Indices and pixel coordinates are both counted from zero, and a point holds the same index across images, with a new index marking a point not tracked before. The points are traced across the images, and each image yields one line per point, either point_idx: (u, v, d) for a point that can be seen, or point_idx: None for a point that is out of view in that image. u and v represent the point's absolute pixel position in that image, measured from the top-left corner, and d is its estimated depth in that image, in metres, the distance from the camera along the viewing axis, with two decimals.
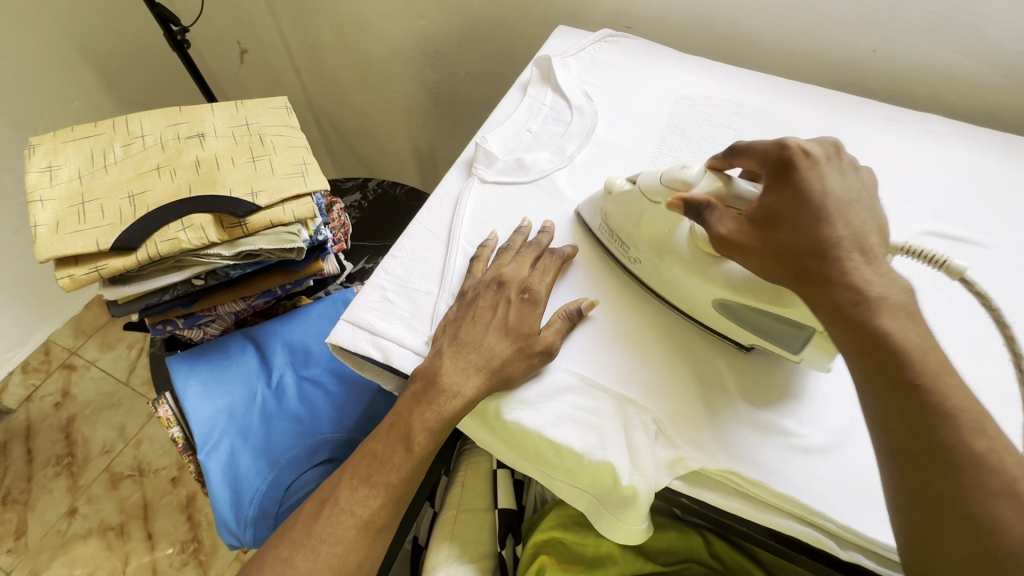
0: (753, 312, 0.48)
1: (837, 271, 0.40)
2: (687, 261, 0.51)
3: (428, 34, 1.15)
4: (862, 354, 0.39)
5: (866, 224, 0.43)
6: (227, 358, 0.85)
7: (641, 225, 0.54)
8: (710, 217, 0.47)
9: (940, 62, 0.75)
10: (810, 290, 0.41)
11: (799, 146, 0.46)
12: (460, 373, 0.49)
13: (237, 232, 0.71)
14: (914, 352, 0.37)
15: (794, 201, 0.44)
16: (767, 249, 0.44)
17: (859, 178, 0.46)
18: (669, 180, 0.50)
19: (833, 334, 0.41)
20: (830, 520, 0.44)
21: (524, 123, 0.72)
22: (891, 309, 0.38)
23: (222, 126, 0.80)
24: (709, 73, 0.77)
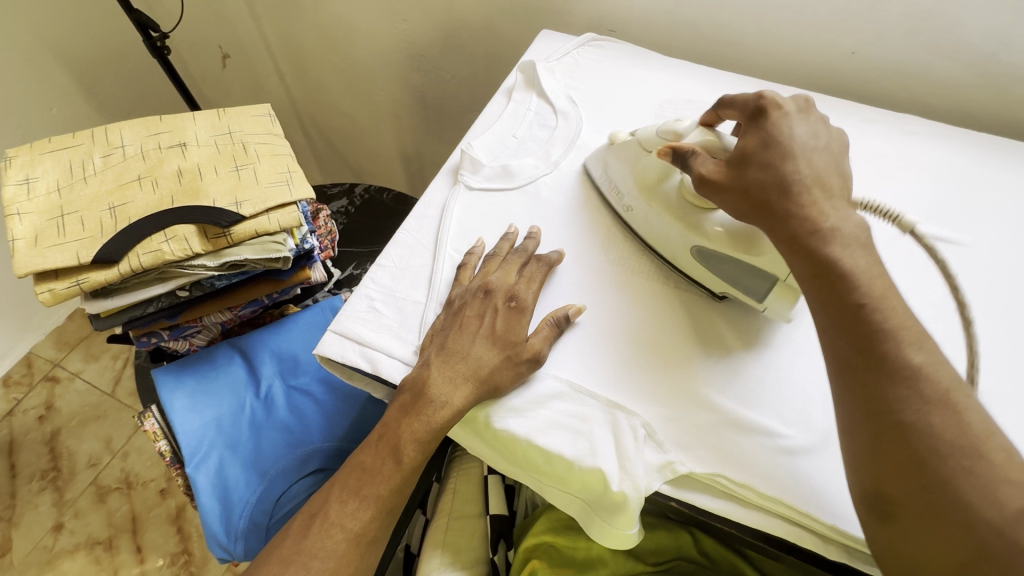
0: (725, 258, 0.52)
1: (795, 204, 0.45)
2: (669, 207, 0.56)
3: (412, 38, 1.15)
4: (812, 277, 0.43)
5: (828, 166, 0.47)
6: (215, 369, 0.84)
7: (636, 173, 0.59)
8: (693, 160, 0.52)
9: (918, 63, 0.76)
10: (773, 222, 0.46)
11: (773, 98, 0.51)
12: (448, 383, 0.50)
13: (222, 243, 0.71)
14: (858, 278, 0.42)
15: (764, 144, 0.49)
16: (738, 187, 0.48)
17: (827, 129, 0.51)
18: (664, 131, 0.58)
19: (789, 262, 0.45)
20: (816, 519, 0.44)
21: (510, 129, 0.72)
22: (839, 239, 0.43)
23: (204, 135, 0.79)
24: (691, 75, 0.78)
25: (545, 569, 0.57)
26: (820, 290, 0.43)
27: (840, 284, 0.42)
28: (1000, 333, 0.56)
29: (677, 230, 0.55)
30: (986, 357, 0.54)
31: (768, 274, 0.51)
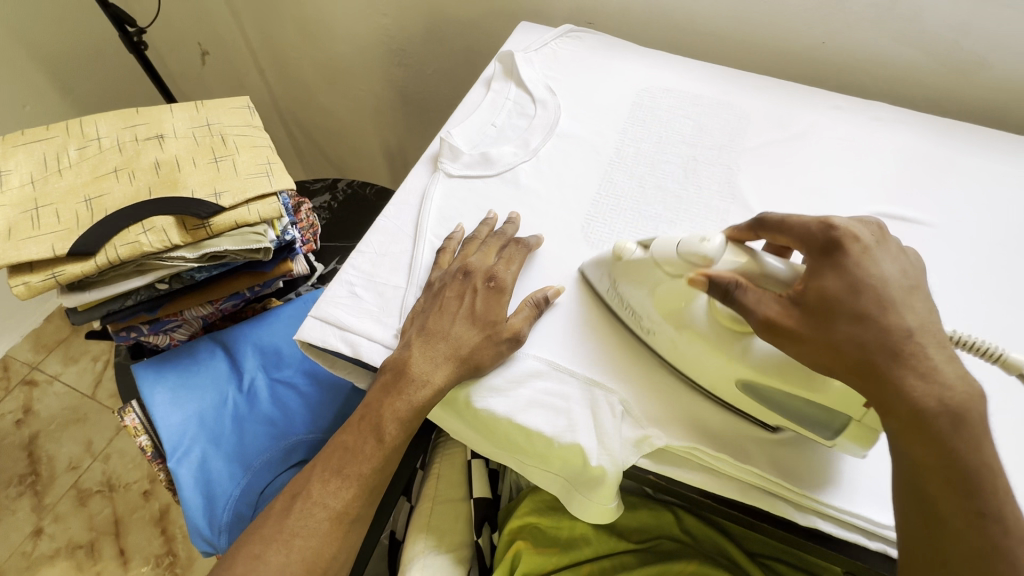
0: (787, 395, 0.45)
1: (908, 372, 0.38)
2: (708, 340, 0.47)
3: (393, 32, 1.15)
4: (941, 469, 0.37)
5: (932, 313, 0.41)
6: (196, 363, 0.84)
7: (655, 296, 0.49)
8: (744, 297, 0.43)
9: (885, 52, 0.79)
10: (878, 391, 0.39)
11: (847, 228, 0.43)
12: (429, 363, 0.50)
13: (201, 234, 0.70)
14: (988, 470, 0.37)
15: (848, 288, 0.41)
16: (824, 341, 0.40)
17: (909, 261, 0.44)
18: (687, 253, 0.46)
19: (906, 446, 0.38)
20: (788, 488, 0.46)
21: (489, 118, 0.72)
22: (972, 423, 0.37)
23: (183, 127, 0.78)
24: (668, 65, 0.79)
25: (530, 551, 0.58)
26: (951, 484, 0.37)
27: (973, 481, 0.36)
28: (963, 307, 0.58)
29: (722, 363, 0.46)
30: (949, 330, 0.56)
31: (841, 416, 0.44)
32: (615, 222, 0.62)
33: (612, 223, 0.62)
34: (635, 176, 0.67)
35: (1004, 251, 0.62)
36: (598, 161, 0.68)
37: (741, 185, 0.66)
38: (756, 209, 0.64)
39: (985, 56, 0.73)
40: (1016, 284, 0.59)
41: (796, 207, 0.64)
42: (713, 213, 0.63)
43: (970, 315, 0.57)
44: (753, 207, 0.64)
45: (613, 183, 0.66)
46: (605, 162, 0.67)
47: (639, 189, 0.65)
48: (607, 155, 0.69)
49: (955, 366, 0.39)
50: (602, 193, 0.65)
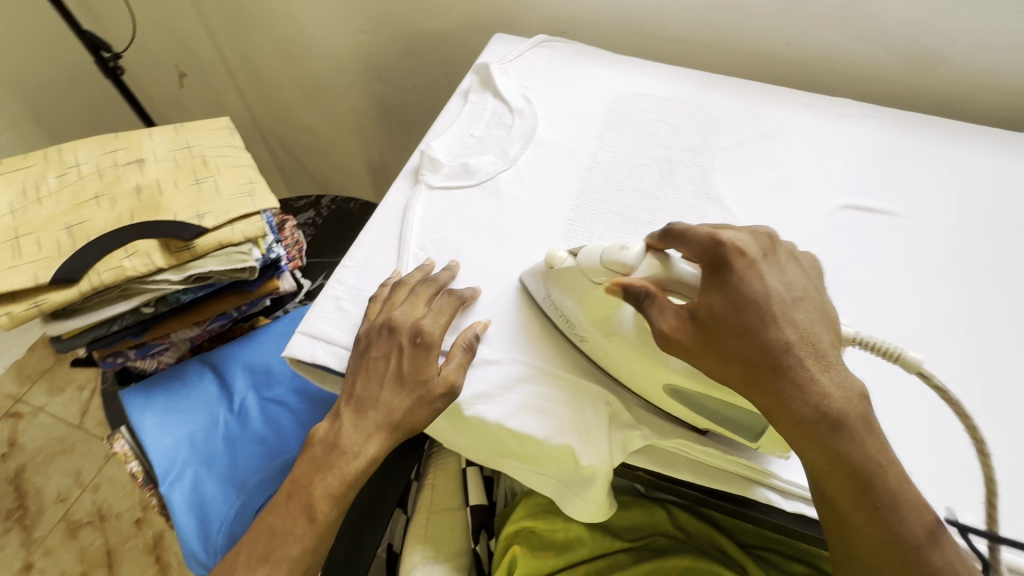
0: (707, 397, 0.46)
1: (791, 385, 0.39)
2: (634, 346, 0.47)
3: (370, 48, 1.17)
4: (831, 471, 0.39)
5: (816, 323, 0.42)
6: (185, 386, 0.83)
7: (585, 303, 0.49)
8: (651, 308, 0.43)
9: (849, 50, 0.81)
10: (766, 402, 0.40)
11: (734, 243, 0.43)
12: (359, 435, 0.51)
13: (185, 256, 0.70)
14: (875, 467, 0.39)
15: (734, 304, 0.41)
16: (708, 352, 0.42)
17: (797, 269, 0.44)
18: (609, 262, 0.46)
19: (801, 453, 0.40)
20: (777, 477, 0.47)
21: (467, 129, 0.74)
22: (849, 429, 0.39)
23: (163, 151, 0.78)
24: (642, 71, 0.81)
25: (526, 554, 0.58)
26: (844, 485, 0.39)
27: (862, 480, 0.39)
28: (933, 293, 0.60)
29: (646, 367, 0.47)
30: (919, 317, 0.58)
31: (759, 417, 0.44)
32: (594, 226, 0.64)
33: (592, 227, 0.63)
34: (613, 180, 0.68)
35: (970, 238, 0.64)
36: (576, 168, 0.69)
37: (715, 185, 0.68)
38: (730, 207, 0.65)
39: (943, 51, 0.77)
40: (982, 269, 0.61)
41: (770, 204, 0.66)
42: (690, 213, 0.65)
43: (939, 302, 0.59)
44: (728, 205, 0.66)
45: (592, 188, 0.67)
46: (583, 168, 0.69)
47: (617, 192, 0.67)
48: (585, 160, 0.70)
49: (834, 373, 0.40)
50: (581, 198, 0.66)
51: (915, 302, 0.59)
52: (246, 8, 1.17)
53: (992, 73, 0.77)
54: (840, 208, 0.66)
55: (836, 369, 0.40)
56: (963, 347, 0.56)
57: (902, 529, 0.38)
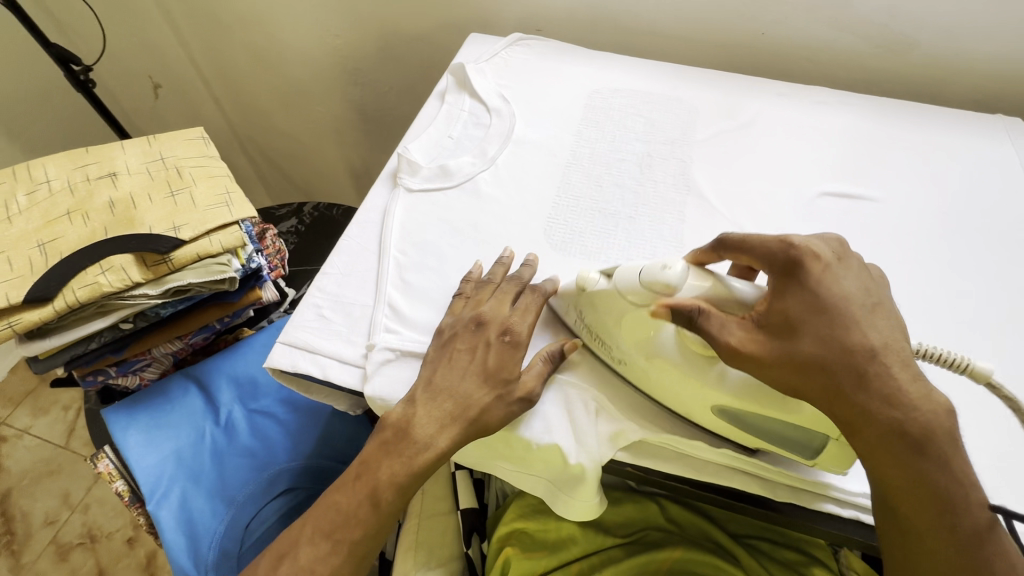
0: (763, 418, 0.43)
1: (874, 395, 0.37)
2: (680, 369, 0.45)
3: (346, 52, 1.15)
4: (908, 488, 0.37)
5: (896, 331, 0.39)
6: (169, 403, 0.82)
7: (622, 326, 0.47)
8: (707, 324, 0.41)
9: (821, 38, 0.82)
10: (847, 415, 0.38)
11: (808, 248, 0.42)
12: (433, 425, 0.48)
13: (163, 269, 0.69)
14: (955, 485, 0.36)
15: (810, 308, 0.40)
16: (784, 361, 0.39)
17: (872, 279, 0.42)
18: (651, 282, 0.44)
19: (877, 467, 0.38)
20: (767, 467, 0.46)
21: (445, 131, 0.73)
22: (934, 446, 0.36)
23: (135, 163, 0.77)
24: (618, 66, 0.81)
25: (518, 555, 0.58)
26: (916, 497, 0.37)
27: (939, 495, 0.36)
28: (915, 276, 0.60)
29: (696, 390, 0.44)
30: (902, 300, 0.58)
31: (818, 437, 0.43)
32: (575, 222, 0.63)
33: (573, 224, 0.63)
34: (592, 176, 0.68)
35: (948, 219, 0.64)
36: (555, 165, 0.69)
37: (695, 177, 0.68)
38: (710, 198, 0.66)
39: (914, 36, 0.77)
40: (962, 250, 0.62)
41: (749, 193, 0.66)
42: (671, 206, 0.65)
43: (920, 284, 0.59)
44: (708, 197, 0.66)
45: (572, 185, 0.67)
46: (561, 165, 0.69)
47: (597, 188, 0.67)
48: (563, 157, 0.70)
49: (921, 385, 0.37)
50: (562, 195, 0.66)
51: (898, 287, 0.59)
52: (218, 15, 1.16)
53: (964, 55, 0.77)
54: (819, 195, 0.66)
55: (921, 380, 0.38)
56: (948, 328, 0.56)
57: (975, 548, 0.36)
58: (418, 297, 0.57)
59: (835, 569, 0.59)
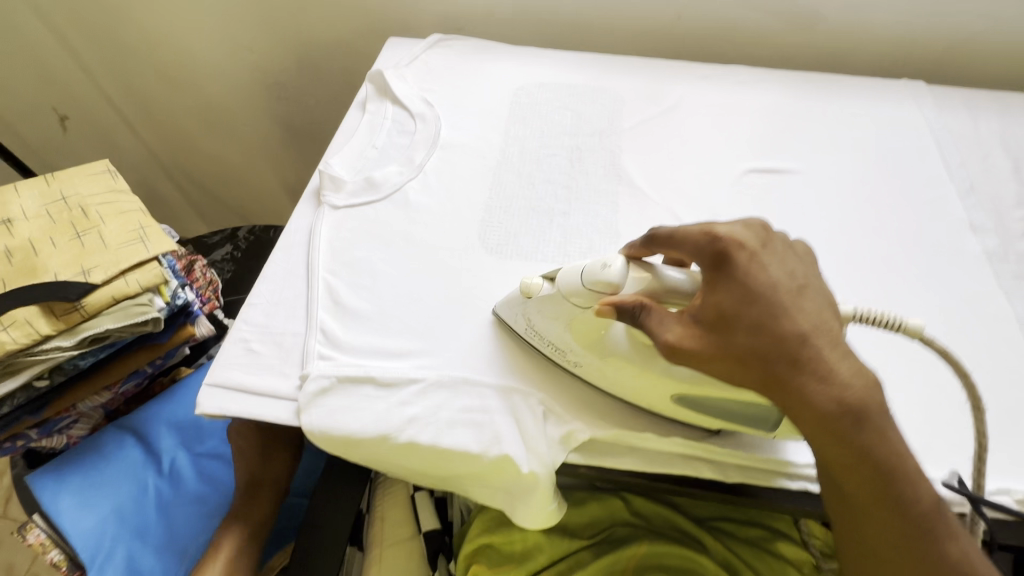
0: (715, 399, 0.44)
1: (810, 377, 0.36)
2: (634, 363, 0.45)
3: (265, 66, 1.10)
4: (853, 463, 0.36)
5: (824, 311, 0.39)
6: (103, 459, 0.76)
7: (572, 328, 0.47)
8: (650, 320, 0.40)
9: (734, 18, 0.84)
10: (785, 399, 0.37)
11: (731, 238, 0.41)
12: None
13: (76, 317, 0.64)
14: (894, 455, 0.36)
15: (743, 297, 0.39)
16: (723, 353, 0.38)
17: (798, 257, 0.42)
18: (593, 284, 0.43)
19: (819, 446, 0.37)
20: (720, 450, 0.46)
21: (368, 141, 0.70)
22: (870, 418, 0.36)
23: (33, 207, 0.71)
24: (540, 60, 0.80)
25: (486, 573, 0.57)
26: (859, 470, 0.36)
27: (879, 467, 0.35)
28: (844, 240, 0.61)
29: (651, 380, 0.45)
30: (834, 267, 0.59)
31: (773, 412, 0.43)
32: (509, 223, 0.62)
33: (507, 226, 0.62)
34: (523, 174, 0.67)
35: (868, 183, 0.66)
36: (485, 166, 0.67)
37: (625, 165, 0.68)
38: (641, 185, 0.66)
39: (820, 10, 0.80)
40: (886, 212, 0.63)
41: (679, 177, 0.67)
42: (604, 197, 0.65)
43: (848, 248, 0.60)
44: (638, 184, 0.66)
45: (504, 185, 0.66)
46: (491, 166, 0.67)
47: (529, 185, 0.66)
48: (492, 158, 0.68)
49: (851, 361, 0.37)
50: (493, 196, 0.65)
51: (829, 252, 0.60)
52: (119, 36, 1.09)
53: (868, 24, 0.81)
54: (745, 172, 0.67)
55: (851, 357, 0.37)
56: (882, 290, 0.57)
57: (918, 514, 0.35)
58: (353, 318, 0.54)
59: (798, 540, 0.61)
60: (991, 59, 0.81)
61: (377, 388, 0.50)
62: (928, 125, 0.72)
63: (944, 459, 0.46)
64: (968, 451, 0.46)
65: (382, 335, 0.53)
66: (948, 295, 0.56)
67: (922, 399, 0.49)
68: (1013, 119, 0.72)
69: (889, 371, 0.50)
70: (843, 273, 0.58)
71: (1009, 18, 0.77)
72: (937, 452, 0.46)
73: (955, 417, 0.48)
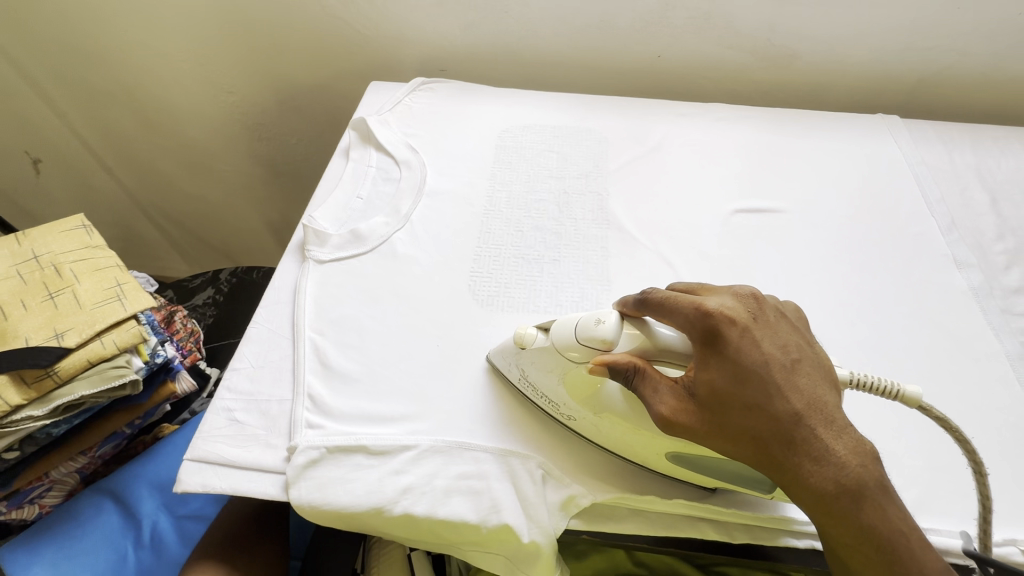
0: (711, 458, 0.43)
1: (804, 458, 0.36)
2: (628, 421, 0.44)
3: (245, 107, 1.09)
4: (860, 547, 0.35)
5: (819, 386, 0.38)
6: (79, 527, 0.72)
7: (566, 382, 0.46)
8: (644, 389, 0.39)
9: (713, 56, 0.85)
10: (782, 478, 0.37)
11: (722, 310, 0.39)
12: None
13: (48, 384, 0.61)
14: (902, 536, 0.34)
15: (735, 376, 0.38)
16: (716, 431, 0.38)
17: (790, 325, 0.41)
18: (587, 340, 0.42)
19: (821, 526, 0.36)
20: (722, 511, 0.45)
21: (353, 191, 0.69)
22: (871, 499, 0.35)
23: (4, 267, 0.69)
24: (524, 101, 0.81)
25: None
26: (865, 553, 0.35)
27: (887, 550, 0.34)
28: (834, 279, 0.61)
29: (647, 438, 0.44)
30: (826, 307, 0.59)
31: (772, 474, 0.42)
32: (499, 273, 0.61)
33: (498, 276, 0.61)
34: (512, 220, 0.66)
35: (852, 219, 0.67)
36: (472, 214, 0.67)
37: (613, 209, 0.68)
38: (630, 230, 0.65)
39: (794, 48, 0.82)
40: (869, 250, 0.64)
41: (667, 219, 0.67)
42: (593, 243, 0.64)
43: (837, 288, 0.60)
44: (628, 228, 0.66)
45: (492, 233, 0.65)
46: (479, 214, 0.67)
47: (517, 232, 0.65)
48: (480, 205, 0.68)
49: (847, 438, 0.36)
50: (483, 245, 0.64)
51: (821, 293, 0.60)
52: (96, 83, 1.08)
53: (840, 60, 0.83)
54: (732, 212, 0.68)
55: (848, 433, 0.36)
56: (875, 331, 0.57)
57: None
58: (343, 382, 0.53)
59: None
60: (958, 90, 0.84)
61: (369, 457, 0.48)
62: (905, 159, 0.73)
63: (947, 509, 0.46)
64: (970, 499, 0.46)
65: (372, 399, 0.51)
66: (939, 334, 0.57)
67: (924, 444, 0.49)
68: (986, 151, 0.74)
69: (887, 417, 0.50)
70: (836, 314, 0.58)
71: (974, 53, 0.79)
72: (940, 501, 0.46)
73: (955, 464, 0.48)
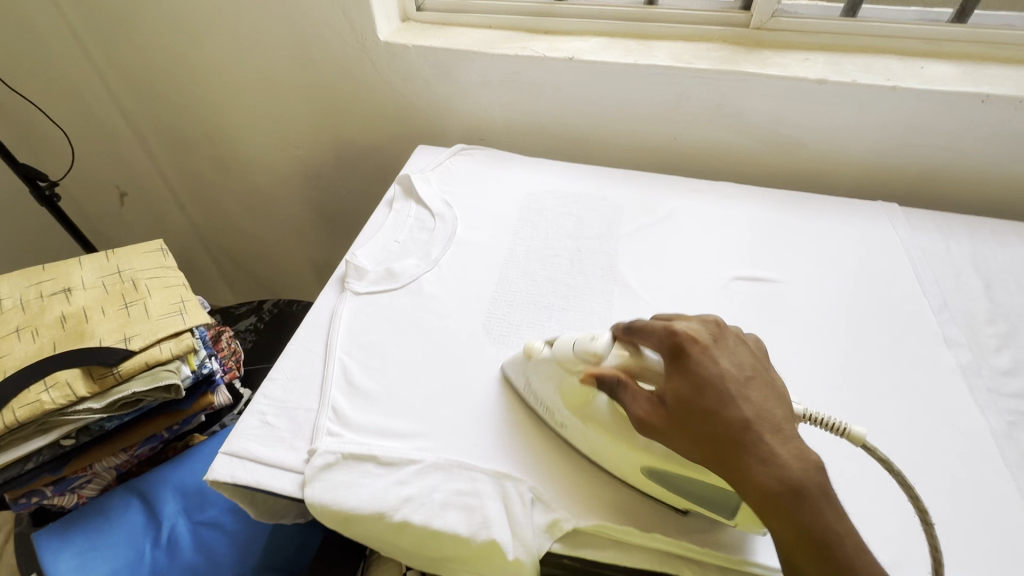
0: (682, 477, 0.47)
1: (750, 459, 0.42)
2: (609, 431, 0.50)
3: (306, 159, 1.24)
4: (798, 542, 0.40)
5: (767, 398, 0.45)
6: (108, 520, 0.78)
7: (562, 390, 0.53)
8: (624, 396, 0.48)
9: (724, 141, 0.94)
10: (731, 477, 0.42)
11: (686, 331, 0.47)
12: None
13: (109, 381, 0.69)
14: (837, 540, 0.39)
15: (694, 387, 0.45)
16: (678, 434, 0.44)
17: (747, 348, 0.49)
18: (581, 351, 0.50)
19: (769, 525, 0.41)
20: (697, 549, 0.48)
21: (392, 236, 0.79)
22: (810, 498, 0.40)
23: (91, 278, 0.80)
24: (550, 170, 0.91)
25: None
26: (806, 550, 0.39)
27: (821, 544, 0.39)
28: (823, 347, 0.65)
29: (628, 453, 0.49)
30: (813, 372, 0.63)
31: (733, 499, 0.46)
32: (512, 316, 0.68)
33: (510, 318, 0.68)
34: (528, 272, 0.74)
35: (845, 293, 0.72)
36: (493, 264, 0.75)
37: (620, 268, 0.75)
38: (635, 287, 0.72)
39: (799, 138, 0.91)
40: (861, 324, 0.68)
41: (669, 280, 0.73)
42: (600, 296, 0.71)
43: (827, 355, 0.64)
44: (633, 285, 0.72)
45: (510, 281, 0.73)
46: (500, 264, 0.75)
47: (532, 282, 0.73)
48: (501, 256, 0.76)
49: (792, 446, 0.42)
50: (500, 291, 0.71)
51: (810, 359, 0.64)
52: (188, 132, 1.26)
53: (842, 150, 0.90)
54: (731, 279, 0.74)
55: (792, 442, 0.42)
56: (860, 397, 0.60)
57: None
58: (363, 399, 0.59)
59: None
60: (958, 184, 0.89)
61: (378, 466, 0.54)
62: (902, 244, 0.78)
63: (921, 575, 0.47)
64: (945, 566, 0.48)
65: (387, 416, 0.57)
66: (923, 406, 0.59)
67: (900, 509, 0.51)
68: (983, 241, 0.78)
69: (866, 479, 0.53)
70: (821, 378, 0.62)
71: (971, 152, 0.85)
72: (912, 565, 0.48)
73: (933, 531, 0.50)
